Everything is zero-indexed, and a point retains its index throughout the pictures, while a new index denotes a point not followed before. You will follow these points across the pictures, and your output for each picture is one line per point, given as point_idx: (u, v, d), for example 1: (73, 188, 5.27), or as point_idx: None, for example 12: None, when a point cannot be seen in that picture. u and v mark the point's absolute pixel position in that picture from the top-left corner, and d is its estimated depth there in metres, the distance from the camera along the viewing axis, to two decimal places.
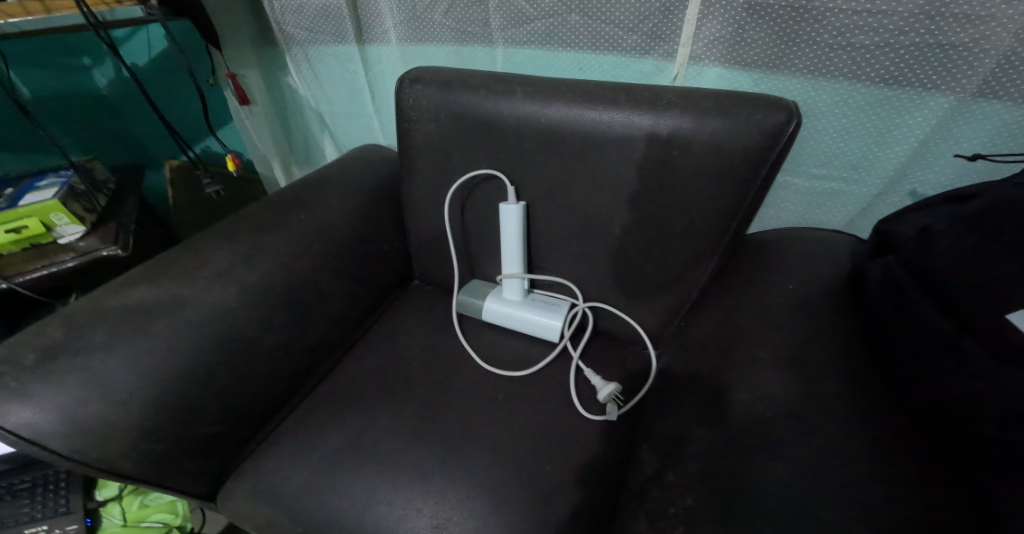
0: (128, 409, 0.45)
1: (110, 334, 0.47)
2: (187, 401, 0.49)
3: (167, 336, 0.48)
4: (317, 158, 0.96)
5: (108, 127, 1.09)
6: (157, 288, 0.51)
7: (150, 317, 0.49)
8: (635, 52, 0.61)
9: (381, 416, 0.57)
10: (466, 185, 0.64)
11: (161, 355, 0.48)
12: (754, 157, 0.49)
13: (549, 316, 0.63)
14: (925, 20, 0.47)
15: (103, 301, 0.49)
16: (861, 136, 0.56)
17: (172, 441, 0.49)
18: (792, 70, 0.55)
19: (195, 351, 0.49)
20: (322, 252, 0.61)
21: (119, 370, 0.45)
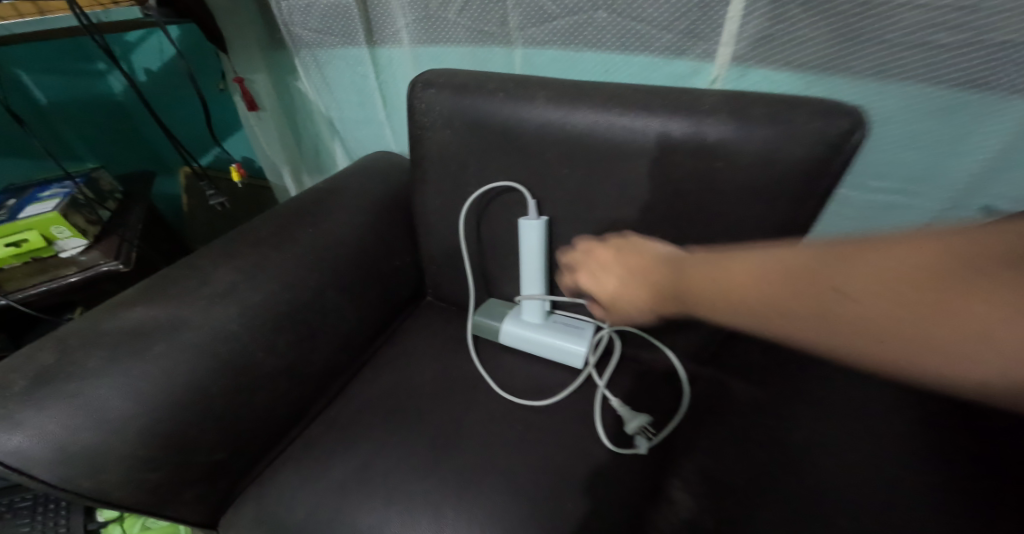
0: (121, 438, 0.41)
1: (104, 358, 0.43)
2: (186, 429, 0.45)
3: (165, 360, 0.44)
4: (327, 167, 0.92)
5: (123, 133, 1.07)
6: (155, 308, 0.47)
7: (146, 340, 0.45)
8: (668, 53, 0.56)
9: (391, 445, 0.53)
10: (481, 198, 0.59)
11: (158, 380, 0.43)
12: (811, 168, 0.44)
13: (573, 342, 0.58)
14: (1018, 15, 0.41)
15: (98, 323, 0.46)
16: (929, 145, 0.51)
17: (170, 473, 0.44)
18: (853, 71, 0.49)
19: (194, 375, 0.45)
20: (331, 268, 0.57)
21: (113, 398, 0.41)
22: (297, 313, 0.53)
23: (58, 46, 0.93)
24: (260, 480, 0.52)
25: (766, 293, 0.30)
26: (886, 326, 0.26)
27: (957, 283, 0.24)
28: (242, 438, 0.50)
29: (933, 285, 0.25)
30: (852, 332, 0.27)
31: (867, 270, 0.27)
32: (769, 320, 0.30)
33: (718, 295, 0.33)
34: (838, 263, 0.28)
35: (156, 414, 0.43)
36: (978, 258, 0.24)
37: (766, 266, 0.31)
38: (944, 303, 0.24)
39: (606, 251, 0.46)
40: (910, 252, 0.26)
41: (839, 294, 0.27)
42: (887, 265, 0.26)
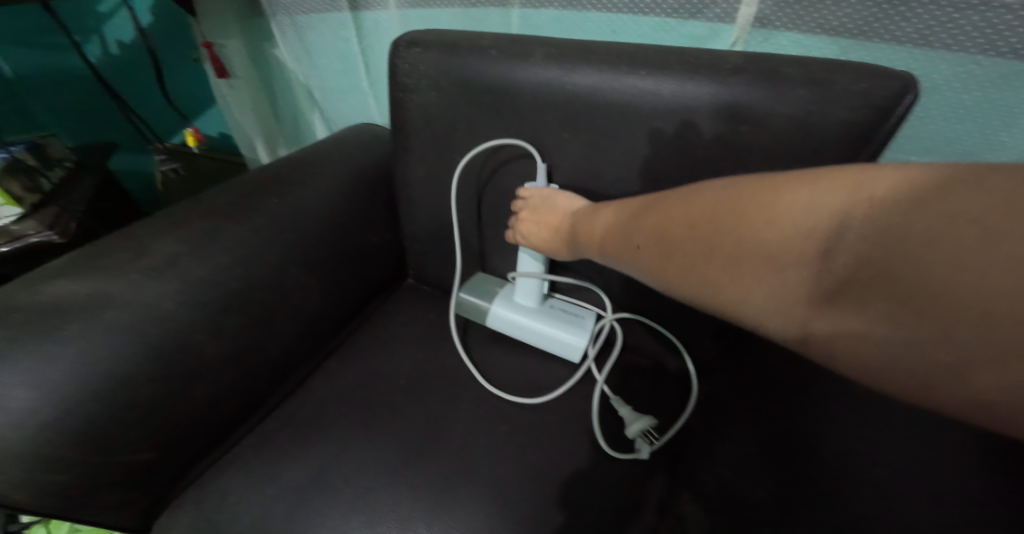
0: (19, 434, 0.34)
1: (7, 338, 0.36)
2: (107, 422, 0.38)
3: (83, 342, 0.37)
4: (307, 139, 0.86)
5: (96, 108, 0.97)
6: (80, 282, 0.40)
7: (61, 318, 0.38)
8: (682, 13, 0.50)
9: (356, 445, 0.46)
10: (478, 159, 0.52)
11: (72, 365, 0.36)
12: (851, 135, 0.37)
13: (572, 332, 0.52)
14: None
15: (9, 297, 0.39)
16: (981, 116, 0.45)
17: (84, 473, 0.37)
18: (899, 34, 0.43)
19: (118, 361, 0.38)
20: (295, 243, 0.50)
21: (14, 387, 0.34)
22: (250, 290, 0.46)
23: (14, 14, 0.80)
24: (203, 480, 0.45)
25: (606, 244, 0.38)
26: (659, 271, 0.33)
27: (683, 239, 0.31)
28: (179, 433, 0.43)
29: (675, 243, 0.32)
30: (648, 275, 0.35)
31: (657, 224, 0.33)
32: (608, 258, 0.39)
33: (590, 245, 0.41)
34: (649, 215, 0.35)
35: (66, 407, 0.36)
36: (719, 217, 0.30)
37: (610, 221, 0.38)
38: (682, 257, 0.31)
39: (529, 212, 0.48)
40: (676, 212, 0.32)
41: (637, 248, 0.35)
42: (663, 221, 0.33)
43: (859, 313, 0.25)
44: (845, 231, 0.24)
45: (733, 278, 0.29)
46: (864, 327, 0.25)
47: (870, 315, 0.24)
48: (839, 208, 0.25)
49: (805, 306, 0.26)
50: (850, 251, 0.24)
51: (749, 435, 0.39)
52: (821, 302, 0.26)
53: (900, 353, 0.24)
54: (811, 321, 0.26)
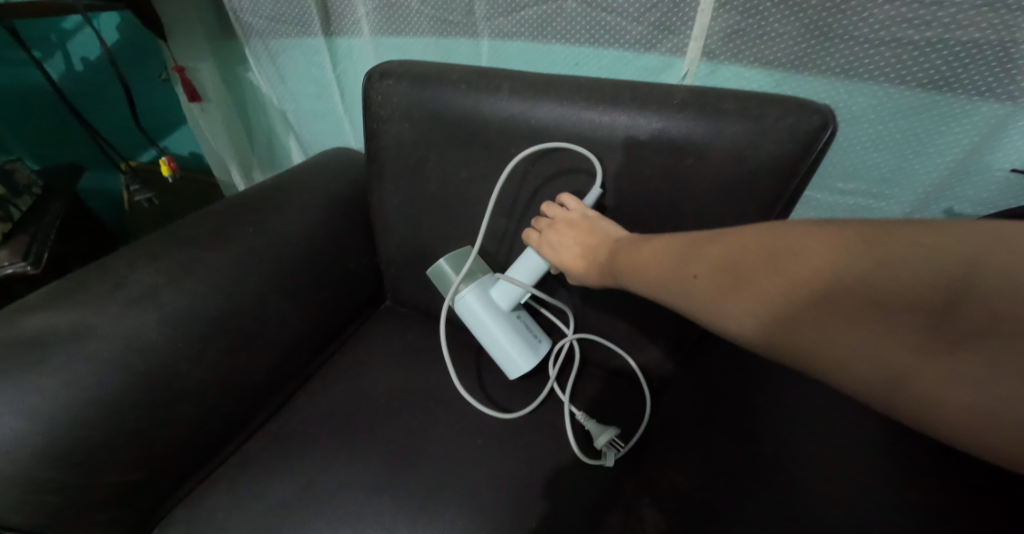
0: (11, 460, 0.35)
1: None
2: (93, 448, 0.39)
3: (67, 373, 0.38)
4: (281, 162, 0.88)
5: (55, 127, 0.94)
6: (60, 314, 0.41)
7: (43, 351, 0.39)
8: (638, 47, 0.55)
9: (339, 462, 0.48)
10: (459, 184, 0.54)
11: (57, 396, 0.38)
12: (783, 168, 0.42)
13: (523, 354, 0.52)
14: (990, 14, 0.41)
15: None
16: (898, 144, 0.51)
17: (72, 499, 0.38)
18: (822, 67, 0.50)
19: (102, 390, 0.39)
20: (274, 270, 0.52)
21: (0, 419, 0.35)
22: (232, 318, 0.48)
23: None
24: (187, 503, 0.47)
25: (654, 272, 0.35)
26: (718, 304, 0.30)
27: (759, 271, 0.28)
28: (166, 456, 0.44)
29: (747, 275, 0.29)
30: (702, 308, 0.31)
31: (722, 254, 0.31)
32: (650, 287, 0.35)
33: (629, 270, 0.38)
34: (716, 243, 0.32)
35: (54, 434, 0.37)
36: (814, 250, 0.26)
37: (659, 249, 0.36)
38: (753, 290, 0.28)
39: (565, 225, 0.47)
40: (752, 243, 0.29)
41: (693, 278, 0.32)
42: (732, 250, 0.30)
43: (979, 370, 0.22)
44: (979, 279, 0.23)
45: (829, 320, 0.25)
46: (987, 384, 0.22)
47: (989, 371, 0.22)
48: (970, 254, 0.23)
49: (914, 357, 0.24)
50: (982, 301, 0.22)
51: (708, 444, 0.43)
52: (933, 355, 0.23)
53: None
54: (917, 371, 0.23)
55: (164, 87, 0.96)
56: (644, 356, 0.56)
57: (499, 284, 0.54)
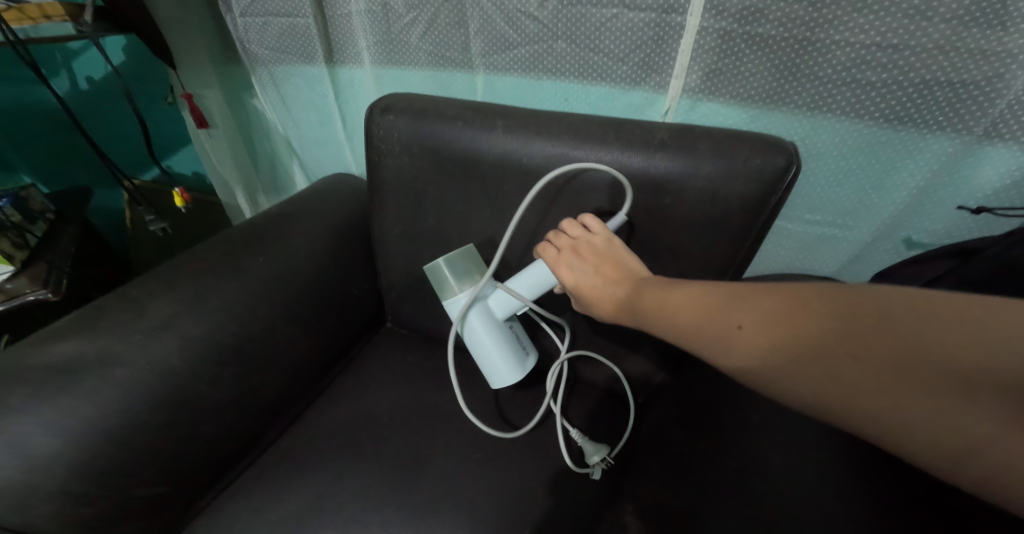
0: (50, 475, 0.39)
1: (27, 394, 0.40)
2: (123, 465, 0.43)
3: (96, 396, 0.42)
4: (285, 186, 0.93)
5: (58, 144, 0.96)
6: (86, 341, 0.45)
7: (74, 375, 0.42)
8: (625, 83, 0.60)
9: (348, 475, 0.52)
10: (457, 215, 0.58)
11: (88, 417, 0.41)
12: (751, 204, 0.47)
13: (508, 367, 0.53)
14: (939, 56, 0.48)
15: (20, 357, 0.43)
16: (863, 174, 0.57)
17: (104, 512, 0.42)
18: (791, 104, 0.56)
19: (128, 411, 0.43)
20: (284, 297, 0.55)
21: (42, 438, 0.39)
22: (246, 343, 0.52)
23: None
24: (202, 518, 0.50)
25: (692, 316, 0.36)
26: (772, 362, 0.31)
27: (824, 335, 0.30)
28: (187, 471, 0.48)
29: (810, 336, 0.30)
30: (752, 365, 0.32)
31: (767, 309, 0.32)
32: (687, 332, 0.36)
33: (660, 312, 0.38)
34: (777, 294, 0.32)
35: (87, 452, 0.41)
36: (897, 321, 0.28)
37: (692, 293, 0.38)
38: (818, 355, 0.29)
39: (588, 249, 0.48)
40: (801, 301, 0.31)
41: (737, 329, 0.33)
42: (776, 306, 0.32)
43: None
44: None
45: (904, 389, 0.27)
46: None
47: None
48: None
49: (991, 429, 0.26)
50: None
51: (688, 459, 0.47)
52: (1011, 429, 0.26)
53: (1014, 454, 0.25)
54: (993, 442, 0.26)
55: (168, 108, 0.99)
56: (630, 375, 0.60)
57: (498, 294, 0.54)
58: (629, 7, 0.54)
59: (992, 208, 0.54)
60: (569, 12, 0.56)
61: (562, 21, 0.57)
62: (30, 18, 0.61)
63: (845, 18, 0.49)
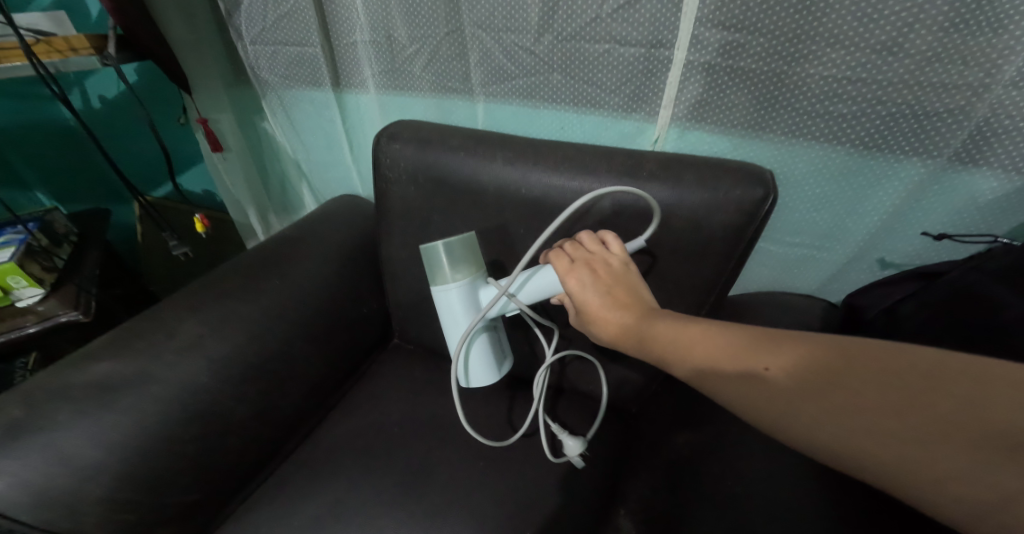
0: (98, 483, 0.45)
1: (75, 410, 0.46)
2: (159, 473, 0.48)
3: (135, 411, 0.48)
4: (296, 206, 0.99)
5: (74, 160, 0.99)
6: (122, 362, 0.50)
7: (113, 394, 0.47)
8: (618, 113, 0.65)
9: (361, 481, 0.56)
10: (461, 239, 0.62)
11: (129, 430, 0.47)
12: (731, 233, 0.52)
13: (476, 369, 0.57)
14: (905, 89, 0.52)
15: (64, 376, 0.48)
16: (838, 197, 0.62)
17: (143, 514, 0.47)
18: (773, 132, 0.60)
19: (164, 424, 0.49)
20: (298, 318, 0.60)
21: (88, 448, 0.45)
22: (265, 362, 0.56)
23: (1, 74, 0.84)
24: (228, 521, 0.54)
25: (719, 356, 0.40)
26: (799, 406, 0.35)
27: (854, 386, 0.33)
28: (215, 477, 0.53)
29: (836, 384, 0.34)
30: (778, 405, 0.36)
31: (800, 357, 0.36)
32: (705, 371, 0.40)
33: (681, 349, 0.42)
34: (811, 344, 0.36)
35: (129, 461, 0.46)
36: (921, 383, 0.32)
37: (715, 330, 0.42)
38: (844, 404, 0.33)
39: (602, 267, 0.50)
40: (822, 353, 0.35)
41: (764, 370, 0.37)
42: (810, 355, 0.36)
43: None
44: None
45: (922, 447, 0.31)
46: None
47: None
48: None
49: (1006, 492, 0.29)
50: None
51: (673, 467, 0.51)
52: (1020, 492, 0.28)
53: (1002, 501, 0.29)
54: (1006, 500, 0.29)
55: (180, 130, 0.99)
56: (623, 388, 0.64)
57: (489, 293, 0.55)
58: (620, 43, 0.58)
59: (954, 236, 0.60)
60: (565, 47, 0.61)
61: (558, 55, 0.62)
62: (58, 51, 0.64)
63: (821, 53, 0.52)
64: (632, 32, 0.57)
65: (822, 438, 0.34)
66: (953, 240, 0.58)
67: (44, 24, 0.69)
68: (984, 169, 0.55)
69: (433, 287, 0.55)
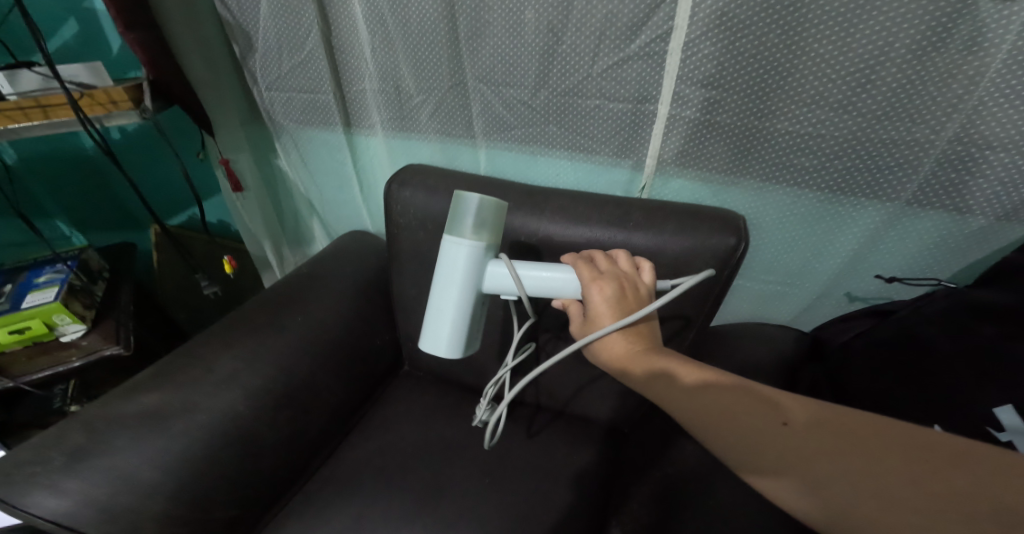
0: (153, 500, 0.51)
1: (130, 436, 0.53)
2: (204, 491, 0.55)
3: (182, 437, 0.55)
4: (306, 238, 1.06)
5: (94, 189, 1.03)
6: (169, 393, 0.57)
7: (163, 421, 0.55)
8: (609, 162, 0.71)
9: (379, 497, 0.62)
10: None
11: (178, 453, 0.54)
12: (707, 278, 0.59)
13: (450, 339, 0.55)
14: (858, 145, 0.59)
15: (117, 406, 0.55)
16: (807, 238, 0.69)
17: (191, 528, 0.54)
18: (747, 180, 0.66)
19: (207, 448, 0.55)
20: (320, 350, 0.67)
21: (141, 468, 0.52)
22: (293, 392, 0.63)
23: None
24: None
25: (744, 410, 0.46)
26: (812, 456, 0.43)
27: (852, 441, 0.42)
28: (251, 495, 0.59)
29: (840, 438, 0.43)
30: (794, 456, 0.43)
31: (811, 415, 0.44)
32: (729, 423, 0.46)
33: (703, 396, 0.48)
34: (821, 406, 0.45)
35: (178, 481, 0.53)
36: (895, 442, 0.41)
37: (735, 381, 0.49)
38: (844, 455, 0.42)
39: (630, 287, 0.53)
40: (832, 413, 0.44)
41: (784, 424, 0.45)
42: (820, 413, 0.44)
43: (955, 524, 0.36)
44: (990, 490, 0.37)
45: (885, 487, 0.39)
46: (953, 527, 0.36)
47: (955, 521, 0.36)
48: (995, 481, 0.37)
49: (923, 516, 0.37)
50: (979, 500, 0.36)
51: (659, 484, 0.59)
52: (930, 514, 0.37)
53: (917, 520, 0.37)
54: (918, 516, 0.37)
55: (200, 167, 1.00)
56: (614, 411, 0.71)
57: (495, 267, 0.55)
58: (609, 99, 0.65)
59: (903, 279, 0.68)
60: (559, 102, 0.67)
61: (554, 108, 0.68)
62: (101, 104, 0.70)
63: (784, 115, 0.59)
64: (620, 90, 0.63)
65: (811, 479, 0.42)
66: (899, 283, 0.66)
67: (84, 76, 0.70)
68: (936, 212, 0.61)
69: (449, 232, 0.55)
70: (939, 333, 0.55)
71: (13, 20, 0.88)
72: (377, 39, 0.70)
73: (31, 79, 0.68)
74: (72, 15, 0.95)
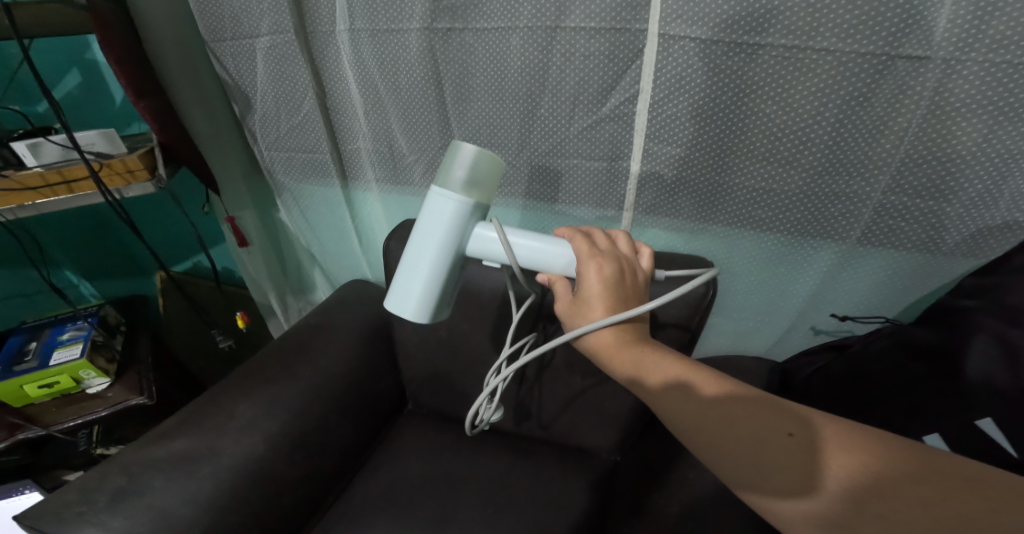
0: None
1: (165, 478, 0.59)
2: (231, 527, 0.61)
3: (211, 479, 0.61)
4: (309, 282, 1.12)
5: (101, 239, 1.07)
6: (197, 438, 0.63)
7: (192, 464, 0.61)
8: (588, 214, 0.77)
9: (388, 526, 0.69)
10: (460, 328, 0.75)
11: (207, 492, 0.60)
12: (680, 319, 0.69)
13: (418, 298, 0.57)
14: (808, 198, 0.65)
15: (151, 452, 0.61)
16: (771, 277, 0.76)
17: None
18: (714, 228, 0.73)
19: (233, 488, 0.62)
20: (330, 395, 0.73)
21: (176, 507, 0.58)
22: (308, 435, 0.70)
23: None
24: None
25: (748, 420, 0.46)
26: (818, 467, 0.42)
27: (858, 452, 0.42)
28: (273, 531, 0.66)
29: (847, 451, 0.42)
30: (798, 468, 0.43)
31: (816, 428, 0.44)
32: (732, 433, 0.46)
33: (706, 403, 0.48)
34: (827, 420, 0.45)
35: (209, 518, 0.59)
36: (899, 457, 0.41)
37: (735, 390, 0.49)
38: (850, 469, 0.42)
39: (627, 270, 0.57)
40: (836, 427, 0.44)
41: (789, 435, 0.45)
42: (825, 427, 0.44)
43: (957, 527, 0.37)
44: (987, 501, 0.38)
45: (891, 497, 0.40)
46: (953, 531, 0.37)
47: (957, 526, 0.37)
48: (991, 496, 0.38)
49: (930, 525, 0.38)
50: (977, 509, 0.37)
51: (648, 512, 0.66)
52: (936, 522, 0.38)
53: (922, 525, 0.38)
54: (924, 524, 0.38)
55: (204, 218, 1.06)
56: (600, 440, 0.78)
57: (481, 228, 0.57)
58: (586, 158, 0.71)
59: (857, 317, 0.75)
60: (540, 161, 0.73)
61: (536, 165, 0.74)
62: (119, 174, 0.74)
63: (742, 172, 0.66)
64: (595, 149, 0.70)
65: (816, 491, 0.42)
66: (851, 321, 0.74)
67: (99, 144, 0.74)
68: (882, 251, 0.68)
69: (437, 184, 0.56)
70: (882, 369, 0.62)
71: (22, 77, 0.92)
72: (369, 103, 0.75)
73: (51, 150, 0.73)
74: (75, 67, 0.99)
